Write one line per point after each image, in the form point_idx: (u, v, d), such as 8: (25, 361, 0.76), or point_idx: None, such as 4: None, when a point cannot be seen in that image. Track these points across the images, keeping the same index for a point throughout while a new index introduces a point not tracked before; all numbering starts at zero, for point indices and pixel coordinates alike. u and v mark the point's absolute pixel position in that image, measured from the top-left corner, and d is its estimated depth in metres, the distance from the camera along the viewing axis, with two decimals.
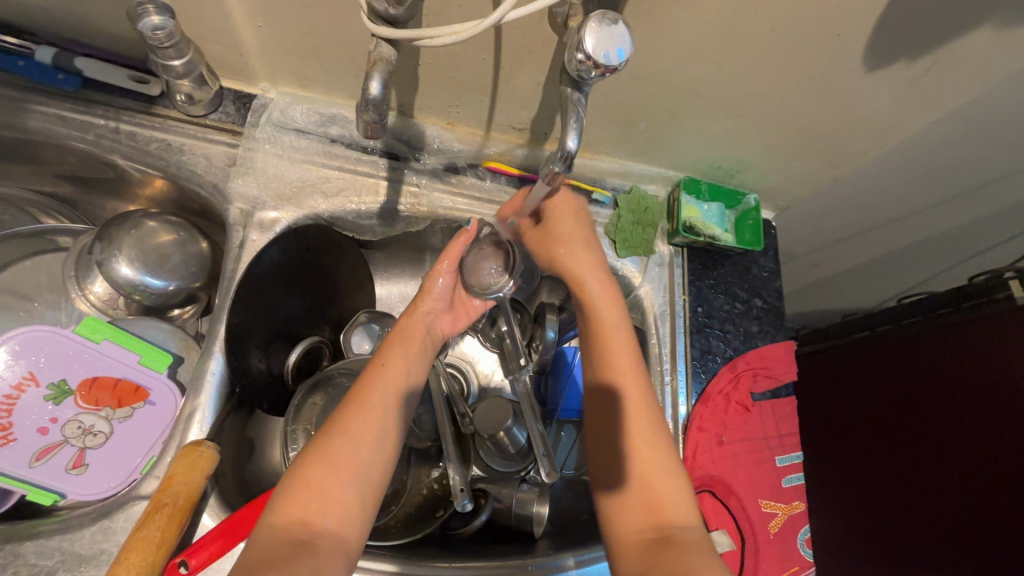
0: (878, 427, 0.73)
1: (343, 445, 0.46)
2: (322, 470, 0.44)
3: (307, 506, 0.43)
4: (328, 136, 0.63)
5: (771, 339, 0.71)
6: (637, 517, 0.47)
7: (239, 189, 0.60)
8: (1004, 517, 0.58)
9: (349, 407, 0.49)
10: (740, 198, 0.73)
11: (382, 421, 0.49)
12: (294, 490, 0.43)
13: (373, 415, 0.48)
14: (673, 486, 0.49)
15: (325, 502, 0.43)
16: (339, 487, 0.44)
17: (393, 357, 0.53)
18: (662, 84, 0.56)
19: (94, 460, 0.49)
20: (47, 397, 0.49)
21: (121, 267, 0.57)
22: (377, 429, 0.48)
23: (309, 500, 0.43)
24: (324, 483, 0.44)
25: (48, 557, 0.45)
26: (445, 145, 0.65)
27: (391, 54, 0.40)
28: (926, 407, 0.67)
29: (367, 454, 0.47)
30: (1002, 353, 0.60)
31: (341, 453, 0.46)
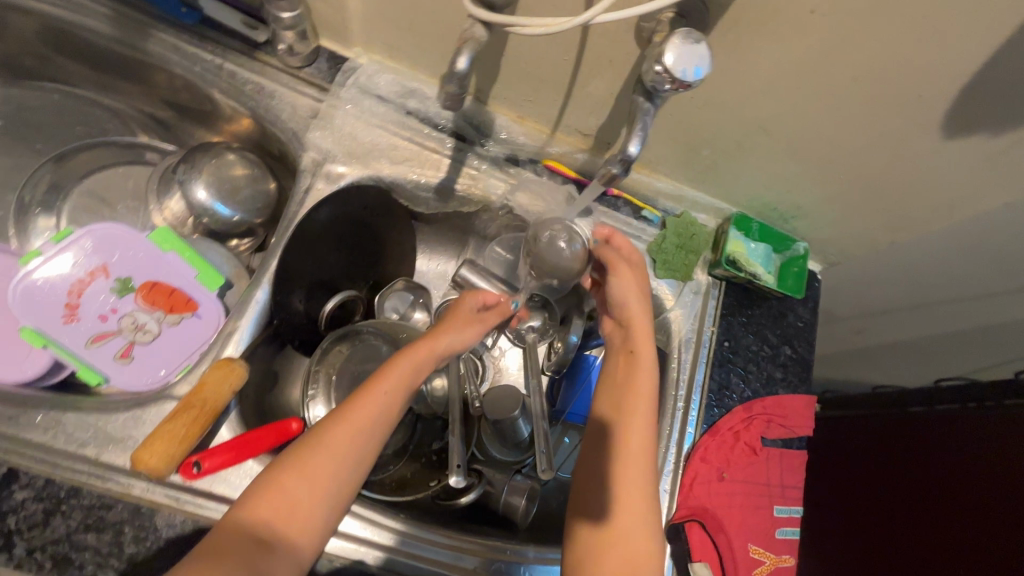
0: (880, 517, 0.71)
1: (317, 462, 0.46)
2: (294, 483, 0.45)
3: (274, 512, 0.44)
4: (405, 108, 0.66)
5: (792, 389, 0.70)
6: (609, 561, 0.51)
7: (315, 141, 0.64)
8: None
9: (335, 418, 0.49)
10: (790, 245, 0.73)
11: (365, 446, 0.49)
12: (261, 495, 0.45)
13: (357, 427, 0.49)
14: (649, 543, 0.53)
15: (291, 512, 0.44)
16: (309, 501, 0.45)
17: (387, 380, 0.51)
18: (733, 115, 0.57)
19: (139, 354, 0.54)
20: (113, 288, 0.54)
21: (199, 191, 0.63)
22: (354, 452, 0.48)
23: (278, 505, 0.44)
24: (292, 494, 0.45)
25: (83, 431, 0.48)
26: (511, 136, 0.68)
27: (482, 35, 0.43)
28: (935, 512, 0.65)
29: (339, 477, 0.47)
30: None
31: (315, 467, 0.46)
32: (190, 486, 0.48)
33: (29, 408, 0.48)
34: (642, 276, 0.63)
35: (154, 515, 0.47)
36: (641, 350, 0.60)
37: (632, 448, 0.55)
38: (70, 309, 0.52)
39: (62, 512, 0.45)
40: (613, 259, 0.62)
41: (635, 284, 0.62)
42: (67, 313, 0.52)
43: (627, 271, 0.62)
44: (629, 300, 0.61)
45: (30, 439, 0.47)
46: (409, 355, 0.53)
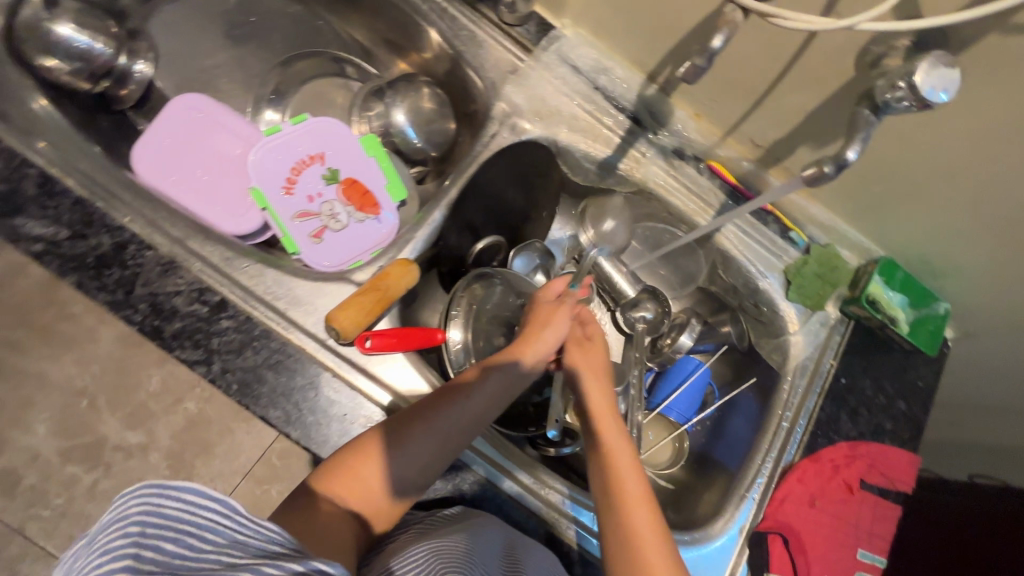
0: None
1: (394, 445, 0.49)
2: (369, 466, 0.48)
3: (350, 491, 0.47)
4: (594, 82, 0.71)
5: (899, 445, 0.69)
6: None
7: (508, 93, 0.69)
8: None
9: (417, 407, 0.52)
10: (931, 303, 0.72)
11: (440, 439, 0.51)
12: (337, 474, 0.47)
13: (442, 414, 0.51)
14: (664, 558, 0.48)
15: (362, 492, 0.48)
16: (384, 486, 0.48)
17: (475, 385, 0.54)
18: (926, 157, 0.57)
19: (329, 238, 0.60)
20: (324, 175, 0.61)
21: (399, 114, 0.71)
22: (428, 437, 0.50)
23: (352, 487, 0.47)
24: (365, 476, 0.48)
25: (279, 288, 0.56)
26: (684, 131, 0.71)
27: (740, 19, 0.46)
28: None
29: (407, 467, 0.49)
30: None
31: (390, 458, 0.49)
32: (357, 357, 0.55)
33: (242, 255, 0.56)
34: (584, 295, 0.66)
35: (321, 373, 0.53)
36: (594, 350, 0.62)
37: (620, 467, 0.53)
38: (288, 182, 0.60)
39: (253, 346, 0.52)
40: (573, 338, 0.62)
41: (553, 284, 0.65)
42: (286, 185, 0.59)
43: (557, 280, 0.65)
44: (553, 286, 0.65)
45: (239, 280, 0.54)
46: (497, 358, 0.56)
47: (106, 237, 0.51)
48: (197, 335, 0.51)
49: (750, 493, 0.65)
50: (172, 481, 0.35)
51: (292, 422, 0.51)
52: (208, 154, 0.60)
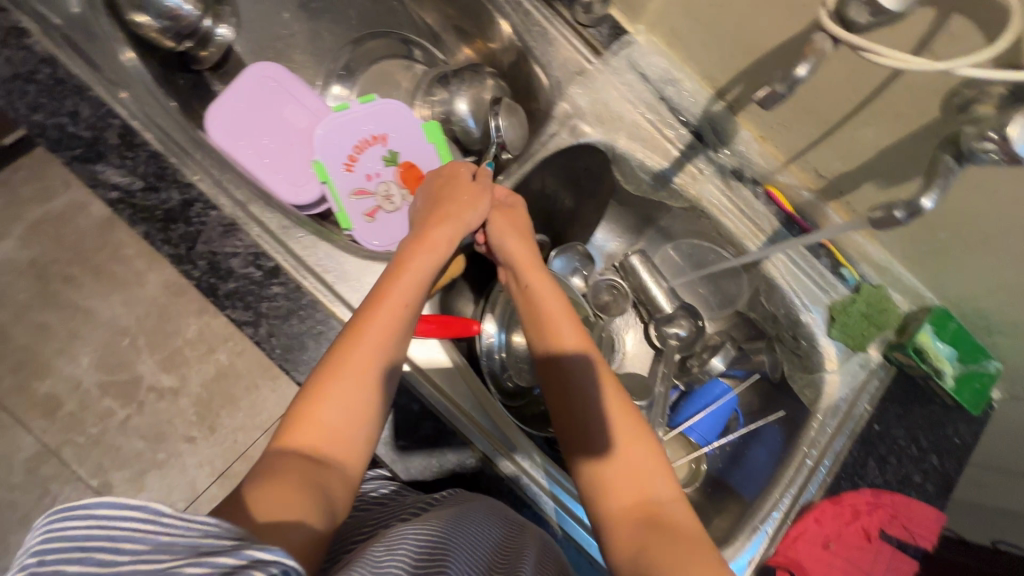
0: None
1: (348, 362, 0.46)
2: (329, 408, 0.44)
3: (314, 436, 0.43)
4: (660, 93, 0.70)
5: (925, 499, 0.67)
6: (620, 496, 0.47)
7: (572, 95, 0.69)
8: None
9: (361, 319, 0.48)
10: (981, 360, 0.69)
11: (387, 348, 0.48)
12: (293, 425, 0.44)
13: (397, 311, 0.49)
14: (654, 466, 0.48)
15: (329, 433, 0.43)
16: (339, 421, 0.44)
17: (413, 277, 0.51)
18: (1002, 211, 0.54)
19: (381, 218, 0.61)
20: (384, 157, 0.62)
21: (461, 103, 0.71)
22: (384, 335, 0.48)
23: (314, 434, 0.43)
24: (328, 416, 0.44)
25: (331, 261, 0.57)
26: (746, 153, 0.70)
27: (829, 49, 0.44)
28: None
29: (367, 381, 0.46)
30: None
31: (337, 390, 0.45)
32: None
33: (298, 226, 0.57)
34: (517, 210, 0.60)
35: None
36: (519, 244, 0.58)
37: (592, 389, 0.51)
38: (350, 160, 0.61)
39: (299, 315, 0.54)
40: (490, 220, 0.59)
41: (504, 221, 0.59)
42: (348, 161, 0.61)
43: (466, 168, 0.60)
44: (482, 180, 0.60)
45: (293, 250, 0.56)
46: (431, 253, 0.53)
47: (176, 194, 0.53)
48: (248, 297, 0.53)
49: (763, 525, 0.64)
50: (75, 502, 0.29)
51: None
52: (278, 123, 0.61)
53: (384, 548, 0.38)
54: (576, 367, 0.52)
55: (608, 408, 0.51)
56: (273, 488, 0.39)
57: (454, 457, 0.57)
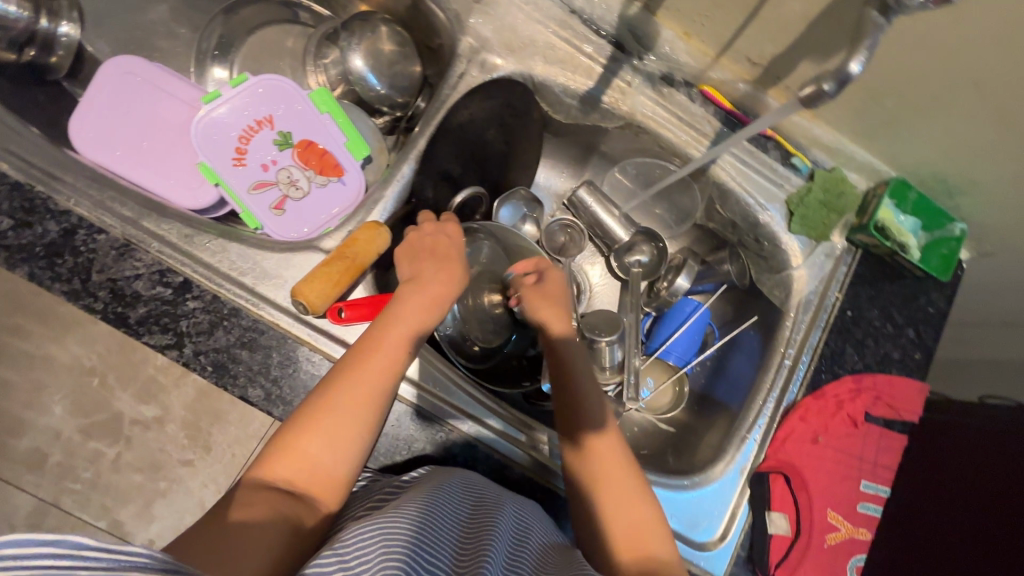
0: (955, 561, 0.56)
1: (338, 403, 0.45)
2: (314, 441, 0.44)
3: (297, 470, 0.43)
4: (569, 6, 0.64)
5: (907, 374, 0.67)
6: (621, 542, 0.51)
7: (474, 26, 0.63)
8: None
9: (355, 355, 0.48)
10: (945, 223, 0.67)
11: (374, 400, 0.46)
12: (281, 450, 0.44)
13: (389, 359, 0.48)
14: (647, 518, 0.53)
15: (313, 467, 0.44)
16: (322, 458, 0.44)
17: (409, 321, 0.50)
18: (947, 61, 0.50)
19: (291, 209, 0.57)
20: (275, 141, 0.57)
21: (356, 60, 0.65)
22: (371, 383, 0.46)
23: (298, 467, 0.43)
24: (314, 452, 0.44)
25: (246, 262, 0.53)
26: (673, 54, 0.64)
27: None
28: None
29: (360, 424, 0.45)
30: None
31: (325, 427, 0.44)
32: (332, 330, 0.53)
33: (201, 232, 0.53)
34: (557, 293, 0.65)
35: (297, 349, 0.51)
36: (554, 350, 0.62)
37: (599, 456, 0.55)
38: (238, 153, 0.56)
39: (224, 326, 0.50)
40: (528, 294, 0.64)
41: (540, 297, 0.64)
42: (236, 156, 0.55)
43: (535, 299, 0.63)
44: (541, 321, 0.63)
45: (201, 258, 0.52)
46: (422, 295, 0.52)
47: (53, 224, 0.48)
48: (164, 319, 0.49)
49: (751, 433, 0.64)
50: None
51: (273, 401, 0.50)
52: (152, 124, 0.56)
53: (335, 558, 0.37)
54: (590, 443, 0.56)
55: (592, 466, 0.55)
56: (248, 509, 0.41)
57: (426, 435, 0.54)
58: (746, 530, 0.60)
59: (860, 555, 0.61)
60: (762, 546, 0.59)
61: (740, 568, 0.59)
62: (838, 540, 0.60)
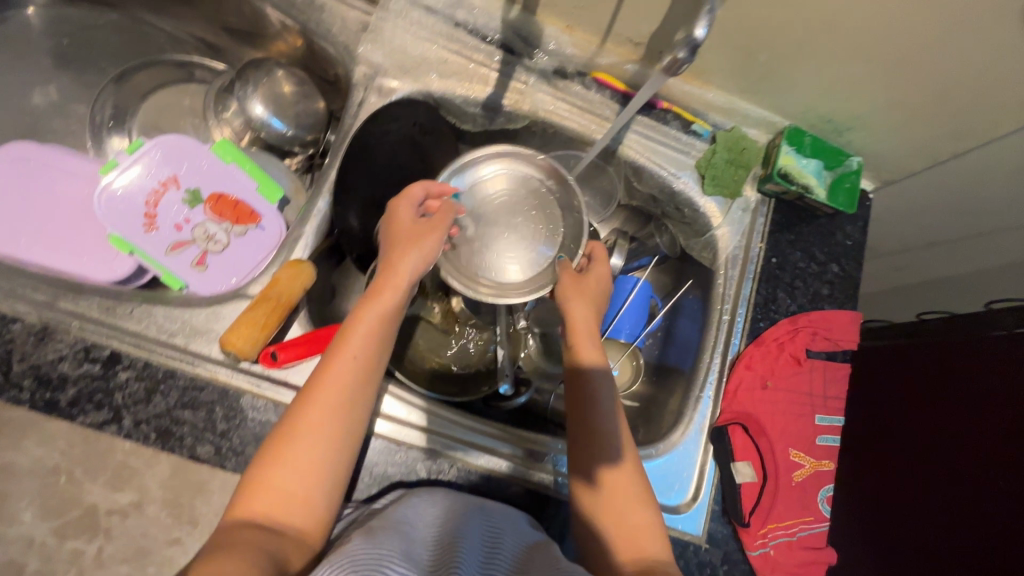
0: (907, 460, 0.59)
1: (307, 428, 0.46)
2: (281, 470, 0.44)
3: (270, 503, 0.43)
4: (453, 19, 0.66)
5: (839, 306, 0.70)
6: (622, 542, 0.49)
7: (365, 54, 0.65)
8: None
9: (311, 385, 0.48)
10: (843, 159, 0.71)
11: (337, 412, 0.47)
12: (248, 489, 0.44)
13: (350, 370, 0.49)
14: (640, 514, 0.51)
15: (287, 497, 0.44)
16: (296, 483, 0.44)
17: (359, 341, 0.50)
18: (798, 11, 0.54)
19: (214, 263, 0.57)
20: (184, 199, 0.57)
21: (256, 106, 0.65)
22: (333, 397, 0.47)
23: (272, 499, 0.43)
24: (285, 479, 0.44)
25: (173, 323, 0.52)
26: (560, 48, 0.67)
27: None
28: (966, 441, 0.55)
29: (329, 444, 0.46)
30: None
31: (294, 451, 0.45)
32: (270, 372, 0.52)
33: (123, 301, 0.52)
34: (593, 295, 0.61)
35: (240, 398, 0.51)
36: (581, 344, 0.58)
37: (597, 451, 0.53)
38: (148, 218, 0.56)
39: (161, 390, 0.50)
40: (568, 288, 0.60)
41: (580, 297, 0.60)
42: (146, 221, 0.55)
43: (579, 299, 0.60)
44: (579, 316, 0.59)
45: (127, 327, 0.51)
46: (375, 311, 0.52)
47: None
48: (97, 396, 0.49)
49: (704, 392, 0.66)
50: None
51: (225, 454, 0.50)
52: (57, 206, 0.56)
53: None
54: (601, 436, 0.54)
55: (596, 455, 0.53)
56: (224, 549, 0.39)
57: (387, 458, 0.56)
58: (717, 485, 0.62)
59: (826, 486, 0.65)
60: (733, 495, 0.61)
61: (718, 522, 0.61)
62: (803, 476, 0.63)
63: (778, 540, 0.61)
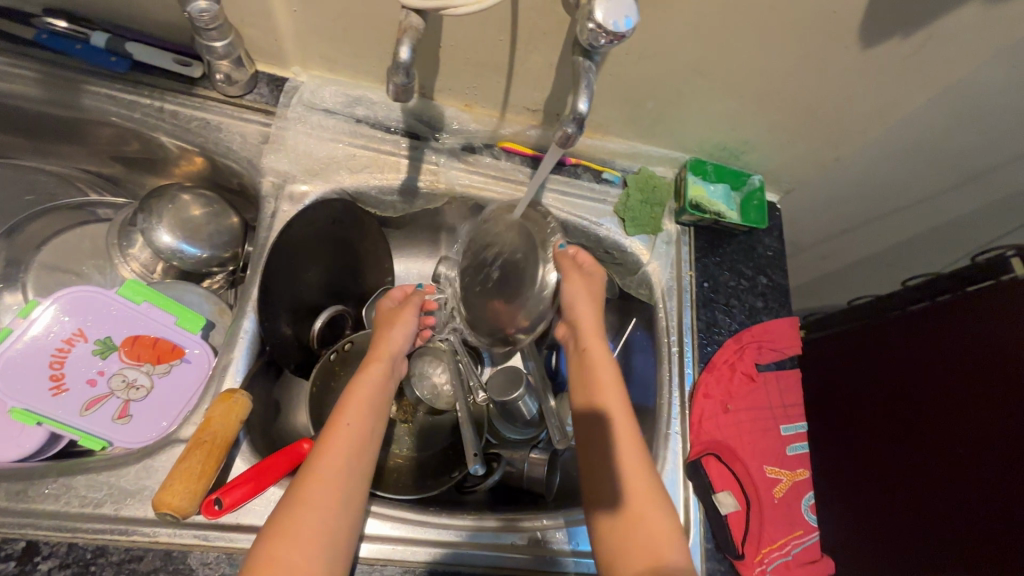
0: (934, 433, 0.68)
1: (313, 497, 0.46)
2: (286, 547, 0.43)
3: None
4: (354, 116, 0.67)
5: (776, 315, 0.73)
6: (636, 549, 0.52)
7: (271, 164, 0.64)
8: (939, 482, 0.66)
9: (313, 461, 0.48)
10: (745, 179, 0.75)
11: (342, 485, 0.48)
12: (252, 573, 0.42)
13: (354, 438, 0.51)
14: (656, 512, 0.54)
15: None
16: (303, 560, 0.43)
17: (351, 414, 0.52)
18: (668, 64, 0.59)
19: (138, 412, 0.53)
20: (95, 351, 0.53)
21: (163, 235, 0.63)
22: (337, 467, 0.48)
23: None
24: (291, 557, 0.43)
25: (97, 490, 0.47)
26: (463, 125, 0.70)
27: (420, 23, 0.41)
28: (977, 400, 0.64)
29: (337, 513, 0.46)
30: (957, 348, 0.68)
31: (303, 527, 0.44)
32: (214, 523, 0.48)
33: (36, 480, 0.47)
34: (597, 280, 0.63)
35: (187, 556, 0.47)
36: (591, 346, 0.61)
37: (621, 436, 0.56)
38: (54, 381, 0.51)
39: (92, 572, 0.45)
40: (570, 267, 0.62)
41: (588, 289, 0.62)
42: (52, 384, 0.51)
43: (580, 281, 0.62)
44: (579, 309, 0.62)
45: (43, 509, 0.46)
46: (364, 387, 0.55)
47: None
48: None
49: (671, 428, 0.66)
50: None
51: None
52: None
53: None
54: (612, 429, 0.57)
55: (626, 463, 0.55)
56: None
57: None
58: (703, 522, 0.61)
59: (808, 494, 0.65)
60: (722, 528, 0.61)
61: (714, 560, 0.60)
62: (784, 491, 0.64)
63: (776, 562, 0.61)
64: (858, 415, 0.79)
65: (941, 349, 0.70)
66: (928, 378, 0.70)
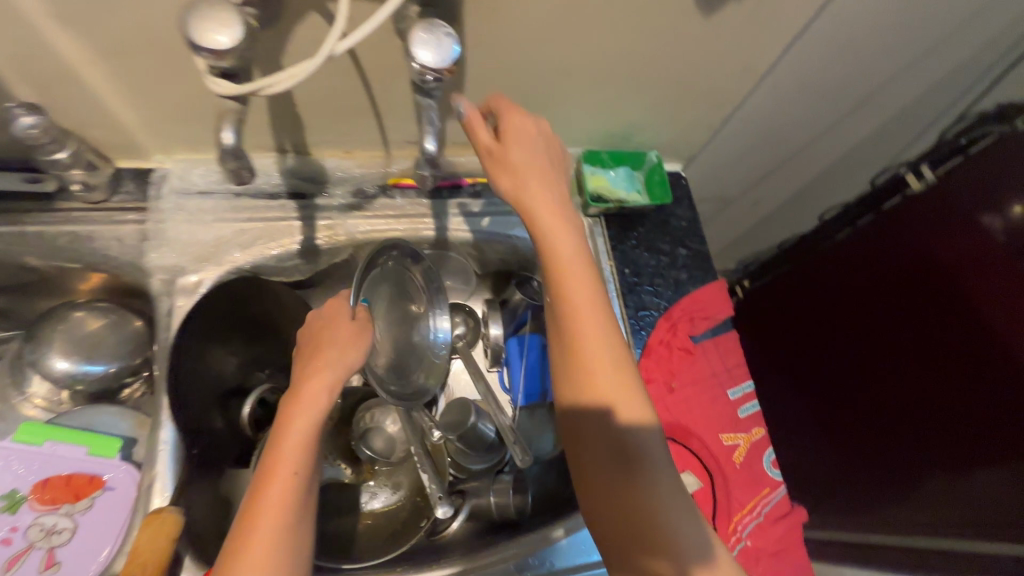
0: (895, 346, 0.82)
1: (269, 509, 0.42)
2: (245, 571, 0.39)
3: None
4: (232, 191, 0.65)
5: (702, 283, 0.74)
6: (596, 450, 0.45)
7: (157, 262, 0.62)
8: (906, 390, 0.81)
9: (263, 468, 0.43)
10: (643, 158, 0.75)
11: (297, 488, 0.43)
12: None
13: (304, 437, 0.45)
14: (643, 421, 0.45)
15: None
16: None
17: (305, 411, 0.46)
18: (527, 70, 0.59)
19: (66, 556, 0.51)
20: (4, 508, 0.52)
21: (59, 363, 0.61)
22: (287, 470, 0.43)
23: None
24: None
25: None
26: (349, 173, 0.68)
27: (239, 103, 0.40)
28: (929, 316, 0.76)
29: (292, 517, 0.42)
30: (905, 263, 0.79)
31: (258, 545, 0.40)
32: None
33: None
34: (529, 142, 0.49)
35: None
36: (552, 245, 0.47)
37: (586, 330, 0.46)
38: None
39: None
40: (509, 109, 0.49)
41: (537, 176, 0.48)
42: None
43: (520, 117, 0.49)
44: (528, 201, 0.47)
45: None
46: (310, 382, 0.47)
47: None
48: None
49: None
50: None
51: None
52: None
53: None
54: (576, 335, 0.46)
55: (596, 347, 0.46)
56: None
57: None
58: None
59: (767, 451, 0.67)
60: None
61: None
62: (743, 455, 0.65)
63: (748, 527, 0.64)
64: (846, 351, 0.90)
65: (890, 271, 0.81)
66: (879, 300, 0.83)
